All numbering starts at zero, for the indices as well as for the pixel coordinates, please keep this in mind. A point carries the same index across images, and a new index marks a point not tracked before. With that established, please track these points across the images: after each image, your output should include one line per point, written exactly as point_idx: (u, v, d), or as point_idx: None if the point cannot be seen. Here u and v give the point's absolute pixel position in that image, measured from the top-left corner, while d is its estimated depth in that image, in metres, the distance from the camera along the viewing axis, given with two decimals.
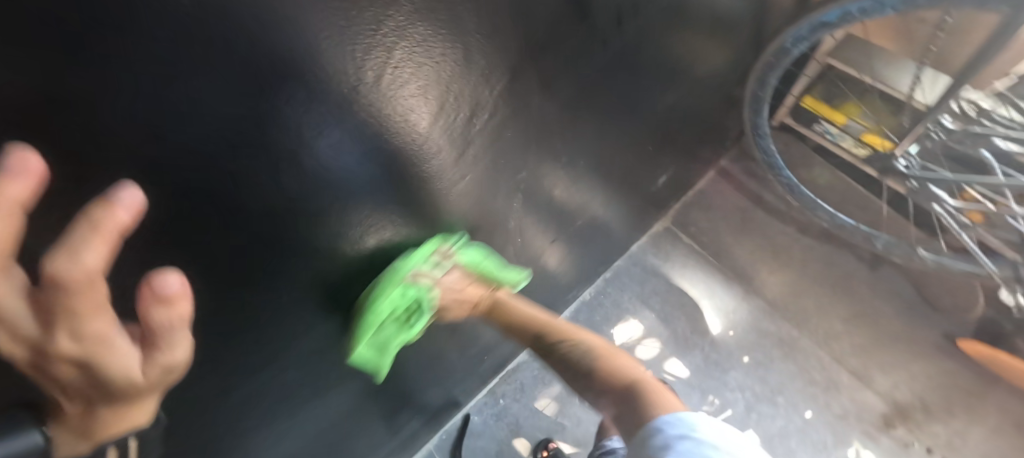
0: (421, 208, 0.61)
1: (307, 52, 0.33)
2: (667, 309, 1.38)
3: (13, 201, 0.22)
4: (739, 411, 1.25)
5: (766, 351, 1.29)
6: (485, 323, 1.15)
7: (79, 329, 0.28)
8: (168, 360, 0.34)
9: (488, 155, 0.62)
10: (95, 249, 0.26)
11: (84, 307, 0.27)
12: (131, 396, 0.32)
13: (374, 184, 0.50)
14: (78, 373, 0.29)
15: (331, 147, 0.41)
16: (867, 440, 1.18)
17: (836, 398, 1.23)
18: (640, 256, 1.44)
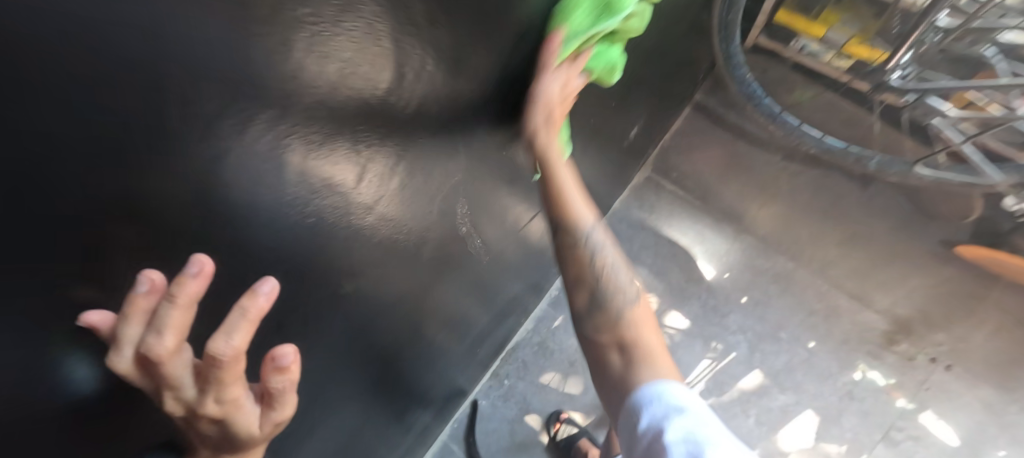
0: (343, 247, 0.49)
1: (128, 97, 0.23)
2: (661, 261, 1.34)
3: (192, 303, 0.31)
4: (743, 353, 1.25)
5: (763, 289, 1.26)
6: (475, 312, 1.09)
7: (222, 393, 0.38)
8: (277, 417, 0.44)
9: (421, 184, 0.55)
10: (239, 333, 0.36)
11: (226, 376, 0.37)
12: (251, 442, 0.44)
13: (288, 254, 0.42)
14: (215, 422, 0.40)
15: (187, 207, 0.30)
16: (872, 360, 1.17)
17: (839, 324, 1.21)
18: (625, 211, 1.38)
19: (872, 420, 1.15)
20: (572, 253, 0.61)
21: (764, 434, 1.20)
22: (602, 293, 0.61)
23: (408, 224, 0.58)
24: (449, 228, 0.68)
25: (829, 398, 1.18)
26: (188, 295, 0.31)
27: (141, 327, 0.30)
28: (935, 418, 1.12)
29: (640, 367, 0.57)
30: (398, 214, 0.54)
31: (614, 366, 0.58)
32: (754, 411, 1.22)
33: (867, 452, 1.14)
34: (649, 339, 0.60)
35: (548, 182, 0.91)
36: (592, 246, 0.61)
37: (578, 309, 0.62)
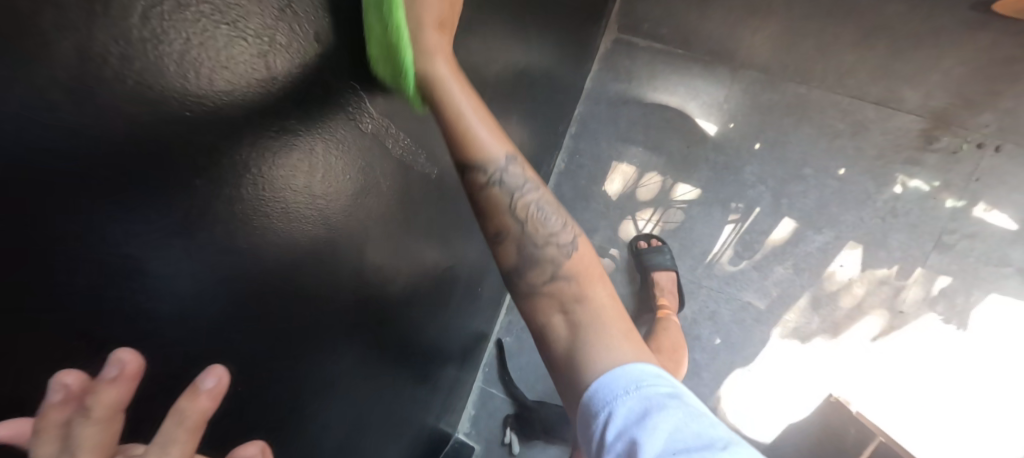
0: (263, 274, 0.36)
1: None
2: (656, 133, 1.18)
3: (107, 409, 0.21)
4: (768, 205, 1.11)
5: (776, 126, 1.10)
6: (478, 250, 0.94)
7: None
8: None
9: (346, 151, 0.42)
10: (178, 447, 0.22)
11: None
12: None
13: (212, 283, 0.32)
14: None
15: None
16: (912, 168, 1.03)
17: (868, 140, 1.05)
18: (601, 88, 1.21)
19: (921, 232, 1.04)
20: (495, 204, 0.48)
21: (806, 280, 1.10)
22: (531, 246, 0.49)
23: (354, 205, 0.45)
24: (401, 171, 0.52)
25: (870, 222, 1.06)
26: (106, 402, 0.21)
27: (53, 450, 0.20)
28: (990, 208, 1.00)
29: (584, 331, 0.44)
30: (336, 198, 0.42)
31: (561, 336, 0.45)
32: (791, 261, 1.11)
33: (920, 266, 1.04)
34: (600, 293, 0.48)
35: (496, 70, 0.69)
36: (503, 193, 0.49)
37: (509, 268, 0.49)
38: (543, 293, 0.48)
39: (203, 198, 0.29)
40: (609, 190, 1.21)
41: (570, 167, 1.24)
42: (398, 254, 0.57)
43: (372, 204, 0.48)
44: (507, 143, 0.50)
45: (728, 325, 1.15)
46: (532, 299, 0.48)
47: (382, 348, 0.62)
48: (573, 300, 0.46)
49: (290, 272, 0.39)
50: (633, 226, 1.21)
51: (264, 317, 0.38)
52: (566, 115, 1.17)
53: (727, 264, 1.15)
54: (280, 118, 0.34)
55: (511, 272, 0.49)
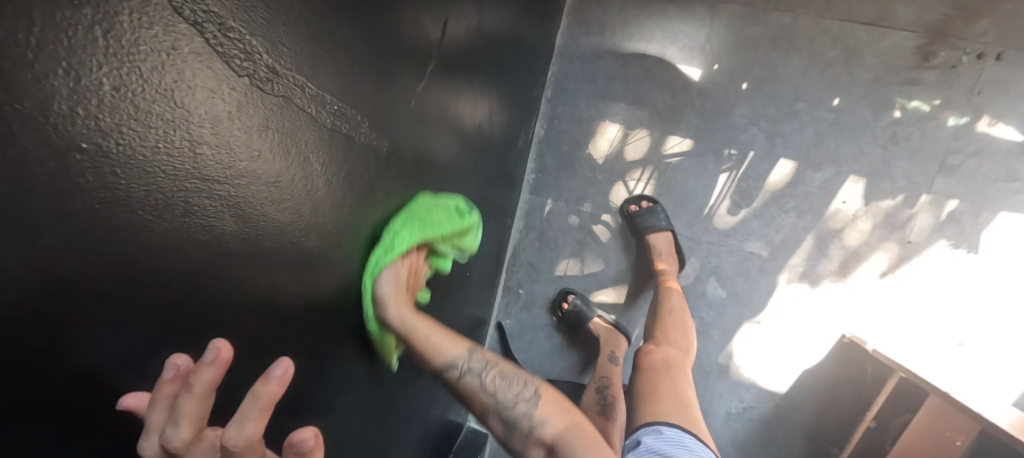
0: (217, 271, 0.35)
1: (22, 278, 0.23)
2: (638, 86, 1.10)
3: (207, 387, 0.31)
4: (762, 148, 1.05)
5: (763, 63, 1.03)
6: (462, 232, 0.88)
7: None
8: None
9: (269, 123, 0.37)
10: (252, 419, 0.32)
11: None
12: None
13: (202, 273, 0.34)
14: None
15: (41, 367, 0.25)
16: (909, 89, 0.97)
17: (862, 65, 0.99)
18: (573, 45, 1.13)
19: (925, 156, 0.99)
20: (469, 392, 0.66)
21: (809, 223, 1.05)
22: (508, 410, 0.65)
23: (287, 189, 0.40)
24: (368, 153, 0.50)
25: (871, 152, 1.01)
26: (202, 383, 0.31)
27: (164, 416, 0.31)
28: (995, 122, 0.95)
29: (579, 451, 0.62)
30: (259, 178, 0.37)
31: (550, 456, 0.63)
32: (792, 204, 1.05)
33: (925, 192, 0.99)
34: (557, 425, 0.64)
35: (450, 28, 0.61)
36: (473, 379, 0.65)
37: (501, 435, 0.66)
38: (530, 443, 0.65)
39: (85, 177, 0.25)
40: (595, 154, 1.14)
41: (550, 134, 1.17)
42: (347, 263, 0.51)
43: (310, 190, 0.43)
44: (462, 342, 0.68)
45: (733, 279, 1.11)
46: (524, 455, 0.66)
47: (346, 362, 0.57)
48: (551, 440, 0.63)
49: (246, 266, 0.38)
50: (624, 189, 1.14)
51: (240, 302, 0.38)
52: (539, 77, 1.09)
53: (726, 215, 1.09)
54: (180, 78, 0.29)
55: (502, 437, 0.66)
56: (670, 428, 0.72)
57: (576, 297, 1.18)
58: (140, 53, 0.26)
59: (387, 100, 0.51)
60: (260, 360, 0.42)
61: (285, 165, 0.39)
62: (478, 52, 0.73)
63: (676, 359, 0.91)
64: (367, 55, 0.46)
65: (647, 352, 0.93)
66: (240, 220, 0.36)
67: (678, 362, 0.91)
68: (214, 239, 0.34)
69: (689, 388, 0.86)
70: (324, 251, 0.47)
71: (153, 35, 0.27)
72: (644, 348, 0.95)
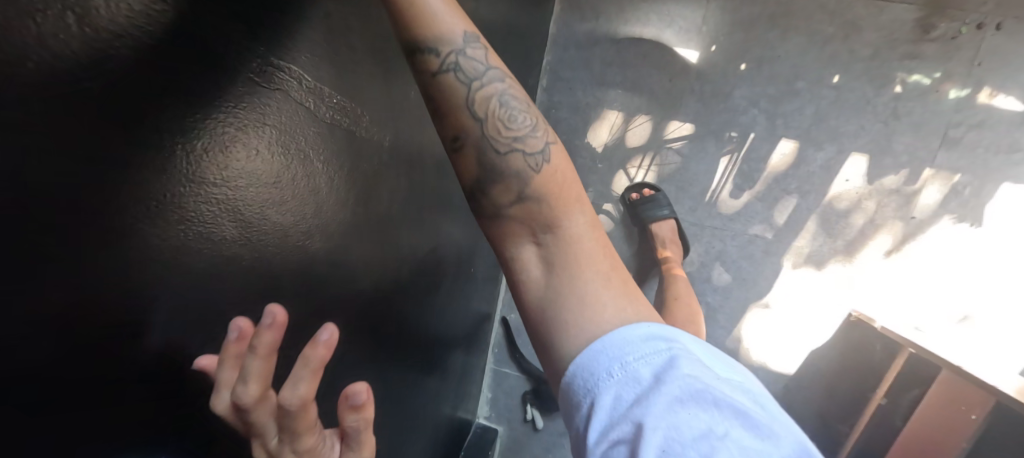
0: (221, 272, 0.35)
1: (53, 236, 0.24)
2: (635, 71, 1.08)
3: (267, 349, 0.33)
4: (763, 129, 1.04)
5: (761, 42, 1.02)
6: (464, 227, 0.87)
7: (298, 446, 0.36)
8: None
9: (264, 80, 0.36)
10: (304, 379, 0.34)
11: (301, 427, 0.36)
12: None
13: (218, 255, 0.34)
14: None
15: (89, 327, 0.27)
16: (909, 63, 0.96)
17: (861, 41, 0.98)
18: (568, 31, 1.10)
19: (926, 130, 0.98)
20: (448, 94, 0.43)
21: (813, 203, 1.04)
22: (490, 151, 0.45)
23: (291, 152, 0.39)
24: (369, 149, 0.49)
25: (872, 129, 1.00)
26: (264, 344, 0.32)
27: (235, 374, 0.34)
28: (996, 94, 0.94)
29: (560, 270, 0.46)
30: (259, 135, 0.36)
31: (534, 273, 0.47)
32: (795, 184, 1.05)
33: (928, 166, 0.99)
34: (576, 220, 0.47)
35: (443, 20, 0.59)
36: (459, 80, 0.42)
37: (471, 178, 0.46)
38: (508, 211, 0.47)
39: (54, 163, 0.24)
40: (593, 142, 1.13)
41: (548, 124, 1.15)
42: (348, 266, 0.49)
43: (315, 154, 0.42)
44: (464, 20, 0.43)
45: (737, 262, 1.10)
46: (501, 222, 0.48)
47: (356, 361, 0.56)
48: (543, 226, 0.47)
49: (250, 269, 0.37)
50: (625, 177, 1.13)
51: (257, 288, 0.38)
52: (535, 66, 1.07)
53: (728, 199, 1.08)
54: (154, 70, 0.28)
55: (468, 182, 0.46)
56: None
57: None
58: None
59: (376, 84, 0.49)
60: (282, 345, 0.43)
61: (283, 164, 0.38)
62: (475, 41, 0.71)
63: None
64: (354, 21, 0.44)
65: None
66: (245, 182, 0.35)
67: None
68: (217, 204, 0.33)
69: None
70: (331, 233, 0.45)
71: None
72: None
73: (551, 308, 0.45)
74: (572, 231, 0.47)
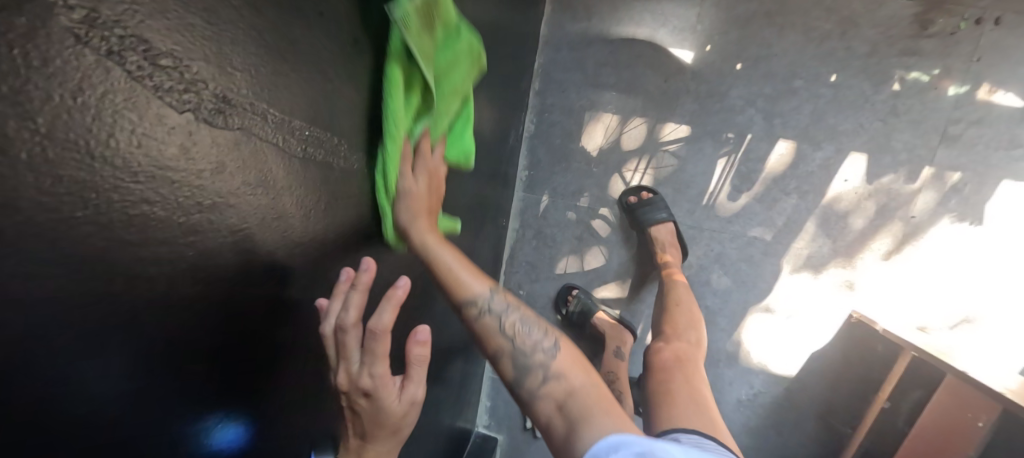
0: (210, 323, 0.31)
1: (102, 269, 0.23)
2: (629, 72, 1.06)
3: (365, 286, 0.42)
4: (760, 129, 1.02)
5: (757, 41, 0.99)
6: (459, 238, 0.84)
7: (375, 374, 0.44)
8: (411, 394, 0.48)
9: (254, 59, 0.30)
10: (387, 312, 0.44)
11: (380, 353, 0.44)
12: (392, 423, 0.47)
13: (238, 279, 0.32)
14: (368, 403, 0.45)
15: (140, 351, 0.26)
16: (908, 59, 0.94)
17: (859, 37, 0.96)
18: (560, 32, 1.08)
19: (926, 128, 0.96)
20: (486, 332, 0.56)
21: (812, 203, 1.03)
22: (522, 356, 0.55)
23: (284, 141, 0.34)
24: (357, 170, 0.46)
25: (871, 128, 0.98)
26: (363, 282, 0.42)
27: (338, 305, 0.42)
28: (996, 90, 0.92)
29: (580, 421, 0.51)
30: (251, 128, 0.31)
31: (558, 432, 0.52)
32: (793, 185, 1.03)
33: (928, 164, 0.97)
34: (579, 382, 0.55)
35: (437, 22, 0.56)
36: (492, 318, 0.56)
37: (510, 381, 0.55)
38: (541, 395, 0.54)
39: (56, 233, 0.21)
40: (588, 146, 1.10)
41: (541, 128, 1.12)
42: (348, 272, 0.46)
43: (309, 141, 0.37)
44: (486, 280, 0.58)
45: (737, 265, 1.09)
46: (533, 405, 0.55)
47: None
48: (563, 395, 0.53)
49: (237, 319, 0.33)
50: (621, 181, 1.11)
51: (274, 303, 0.37)
52: (526, 70, 1.04)
53: (726, 202, 1.06)
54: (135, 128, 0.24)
55: (511, 383, 0.55)
56: (690, 435, 0.65)
57: (579, 292, 1.15)
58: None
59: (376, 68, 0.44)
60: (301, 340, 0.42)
61: (266, 208, 0.34)
62: (464, 48, 0.68)
63: (686, 353, 0.88)
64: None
65: (655, 351, 0.91)
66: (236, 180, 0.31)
67: (690, 358, 0.88)
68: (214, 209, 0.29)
69: (705, 385, 0.82)
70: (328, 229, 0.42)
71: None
72: (654, 346, 0.92)
73: (573, 447, 0.50)
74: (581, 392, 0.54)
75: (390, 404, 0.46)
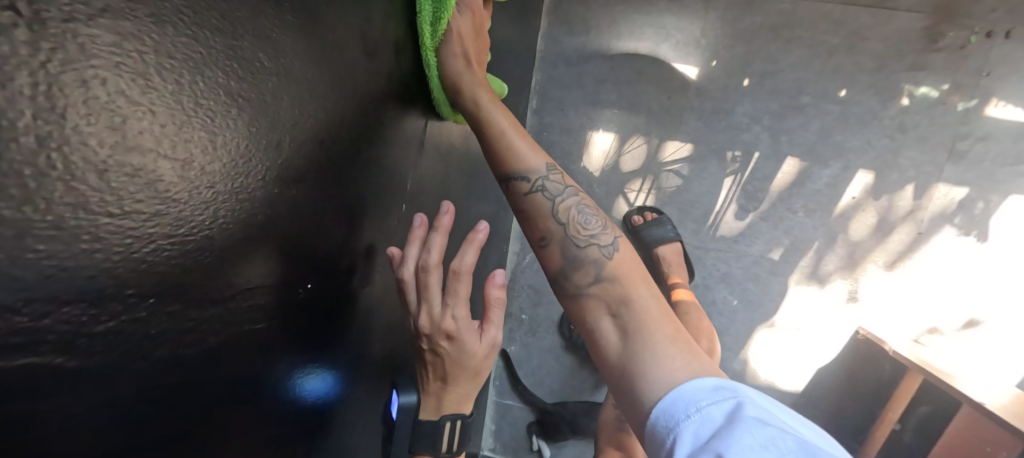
0: (284, 316, 0.38)
1: (200, 347, 0.30)
2: (631, 89, 1.01)
3: (445, 228, 0.53)
4: (767, 147, 0.99)
5: (763, 55, 0.96)
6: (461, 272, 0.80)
7: (458, 313, 0.55)
8: (490, 337, 0.58)
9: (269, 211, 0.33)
10: (467, 255, 0.53)
11: (458, 294, 0.54)
12: (471, 364, 0.57)
13: (288, 282, 0.38)
14: (450, 344, 0.55)
15: (225, 349, 0.32)
16: (917, 74, 0.92)
17: (867, 51, 0.93)
18: (557, 48, 1.02)
19: (933, 144, 0.94)
20: (536, 207, 0.60)
21: (819, 221, 1.01)
22: (574, 246, 0.59)
23: (302, 253, 0.38)
24: (381, 212, 0.52)
25: (878, 145, 0.96)
26: (442, 226, 0.52)
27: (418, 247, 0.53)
28: (1004, 105, 0.91)
29: (634, 340, 0.53)
30: (290, 270, 0.37)
31: (613, 340, 0.55)
32: (800, 204, 1.01)
33: (935, 180, 0.95)
34: (643, 295, 0.56)
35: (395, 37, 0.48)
36: (546, 197, 0.60)
37: (555, 270, 0.60)
38: (592, 292, 0.58)
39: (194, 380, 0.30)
40: (590, 166, 1.06)
41: (540, 149, 1.07)
42: (340, 256, 0.45)
43: (321, 246, 0.41)
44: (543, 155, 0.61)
45: (743, 284, 1.07)
46: (580, 300, 0.59)
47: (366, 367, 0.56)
48: (617, 302, 0.56)
49: (298, 298, 0.39)
50: (625, 201, 1.07)
51: (319, 281, 0.42)
52: (524, 90, 0.99)
53: (732, 221, 1.04)
54: (238, 316, 0.33)
55: (558, 272, 0.60)
56: None
57: None
58: (115, 209, 0.22)
59: (354, 105, 0.42)
60: (333, 299, 0.45)
61: (324, 293, 0.43)
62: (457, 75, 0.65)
63: None
64: (311, 19, 0.35)
65: None
66: (271, 275, 0.35)
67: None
68: (253, 307, 0.34)
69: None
70: (343, 254, 0.45)
71: (98, 182, 0.21)
72: None
73: (630, 366, 0.52)
74: (645, 308, 0.55)
75: (472, 348, 0.56)
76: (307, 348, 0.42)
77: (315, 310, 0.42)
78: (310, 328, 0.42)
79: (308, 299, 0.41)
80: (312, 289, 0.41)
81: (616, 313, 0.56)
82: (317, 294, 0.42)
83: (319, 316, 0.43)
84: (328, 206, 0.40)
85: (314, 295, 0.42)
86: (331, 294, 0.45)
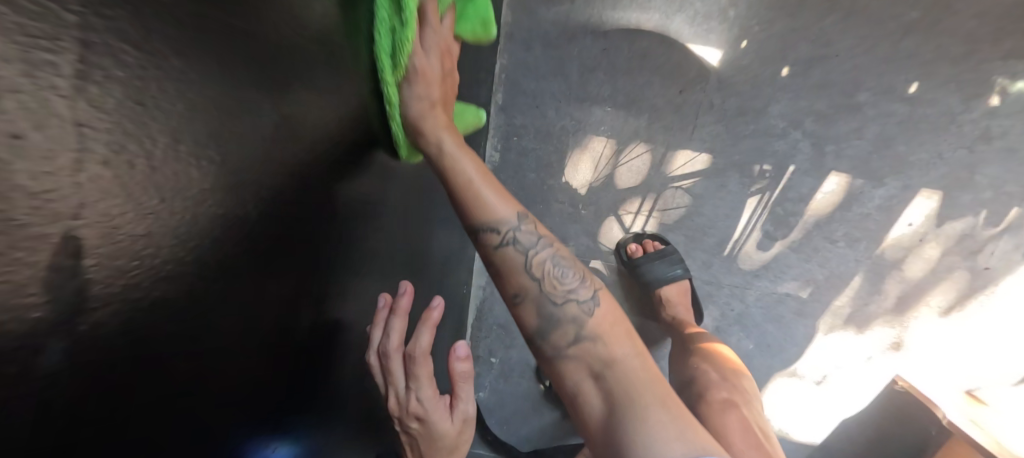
0: (267, 372, 0.31)
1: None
2: (631, 80, 0.75)
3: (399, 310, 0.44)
4: (807, 159, 0.75)
5: (812, 34, 0.70)
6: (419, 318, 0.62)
7: (423, 395, 0.47)
8: (463, 409, 0.50)
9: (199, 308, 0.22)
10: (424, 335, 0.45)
11: (421, 374, 0.46)
12: (447, 446, 0.50)
13: (264, 342, 0.29)
14: (421, 424, 0.48)
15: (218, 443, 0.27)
16: (1017, 63, 0.68)
17: (954, 29, 0.67)
18: (530, 21, 0.75)
19: (1021, 158, 0.72)
20: (508, 265, 0.44)
21: (862, 253, 0.79)
22: (549, 304, 0.45)
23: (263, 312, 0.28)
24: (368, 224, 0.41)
25: (951, 158, 0.73)
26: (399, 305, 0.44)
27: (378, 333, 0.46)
28: None
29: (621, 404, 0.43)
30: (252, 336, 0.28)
31: (595, 407, 0.44)
32: (841, 231, 0.79)
33: (1016, 205, 0.74)
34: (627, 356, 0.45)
35: None
36: (517, 251, 0.44)
37: (530, 331, 0.46)
38: (569, 355, 0.45)
39: None
40: (573, 182, 0.81)
41: (507, 158, 0.81)
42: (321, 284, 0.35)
43: (292, 284, 0.31)
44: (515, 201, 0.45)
45: (762, 328, 0.86)
46: (557, 362, 0.46)
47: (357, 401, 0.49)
48: (601, 364, 0.44)
49: (278, 347, 0.32)
50: (618, 225, 0.83)
51: (301, 320, 0.34)
52: (485, 81, 0.71)
53: (754, 252, 0.81)
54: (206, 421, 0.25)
55: (532, 334, 0.46)
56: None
57: None
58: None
59: (310, 101, 0.28)
60: (318, 339, 0.37)
61: (307, 333, 0.35)
62: None
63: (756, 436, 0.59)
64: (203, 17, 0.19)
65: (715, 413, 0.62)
66: (264, 341, 0.29)
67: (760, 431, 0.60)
68: (253, 379, 0.29)
69: None
70: (329, 285, 0.37)
71: None
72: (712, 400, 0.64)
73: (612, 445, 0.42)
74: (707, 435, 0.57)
75: (443, 426, 0.48)
76: (300, 391, 0.36)
77: (299, 351, 0.35)
78: (299, 368, 0.36)
79: (292, 342, 0.34)
80: (293, 330, 0.33)
81: (599, 374, 0.44)
82: (303, 327, 0.35)
83: (304, 366, 0.36)
84: (296, 237, 0.30)
85: (297, 336, 0.34)
86: (317, 332, 0.37)
